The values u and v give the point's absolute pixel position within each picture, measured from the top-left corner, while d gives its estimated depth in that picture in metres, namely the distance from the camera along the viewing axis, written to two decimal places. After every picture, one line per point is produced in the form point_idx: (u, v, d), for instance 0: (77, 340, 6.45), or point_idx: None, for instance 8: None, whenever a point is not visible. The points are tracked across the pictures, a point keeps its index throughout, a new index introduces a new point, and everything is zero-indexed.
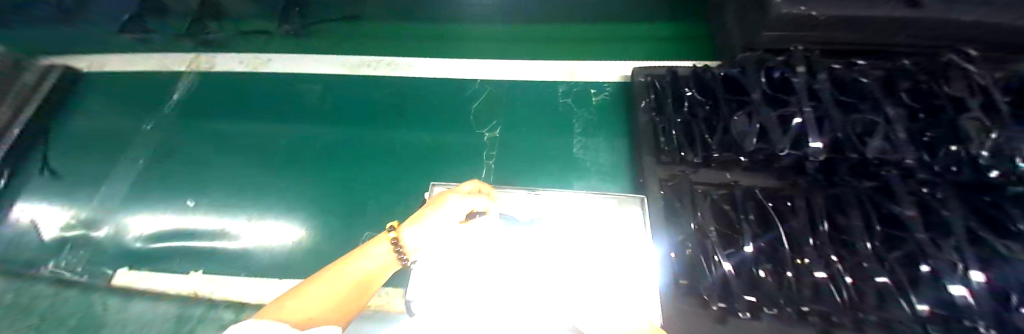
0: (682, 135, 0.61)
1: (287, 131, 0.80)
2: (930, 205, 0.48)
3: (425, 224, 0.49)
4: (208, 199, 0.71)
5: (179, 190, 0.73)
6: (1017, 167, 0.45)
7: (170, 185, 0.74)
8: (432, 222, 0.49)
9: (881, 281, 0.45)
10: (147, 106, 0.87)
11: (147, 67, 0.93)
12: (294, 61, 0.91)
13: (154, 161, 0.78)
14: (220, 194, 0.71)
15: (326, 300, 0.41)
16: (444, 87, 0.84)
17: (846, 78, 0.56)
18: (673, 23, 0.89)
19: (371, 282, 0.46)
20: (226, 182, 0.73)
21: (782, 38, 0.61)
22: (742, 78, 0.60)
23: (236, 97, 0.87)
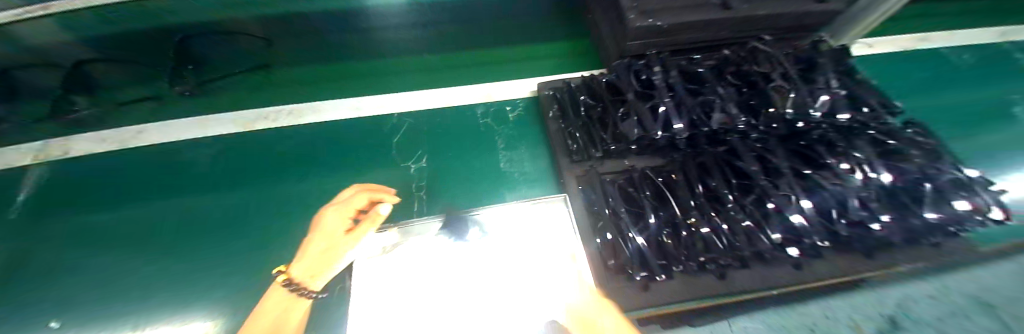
0: (583, 135, 0.70)
1: (186, 207, 0.72)
2: (765, 155, 0.62)
3: (309, 257, 0.56)
4: (91, 308, 0.60)
5: (46, 306, 0.61)
6: (812, 115, 0.62)
7: (33, 301, 0.61)
8: (319, 254, 0.56)
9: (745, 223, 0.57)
10: None
11: None
12: (182, 127, 0.82)
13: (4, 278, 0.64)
14: (102, 303, 0.61)
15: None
16: (361, 127, 0.84)
17: (693, 68, 0.71)
18: (561, 38, 1.01)
19: (282, 325, 0.52)
20: (113, 283, 0.63)
21: (643, 45, 0.75)
22: (618, 81, 0.71)
23: (112, 181, 0.76)
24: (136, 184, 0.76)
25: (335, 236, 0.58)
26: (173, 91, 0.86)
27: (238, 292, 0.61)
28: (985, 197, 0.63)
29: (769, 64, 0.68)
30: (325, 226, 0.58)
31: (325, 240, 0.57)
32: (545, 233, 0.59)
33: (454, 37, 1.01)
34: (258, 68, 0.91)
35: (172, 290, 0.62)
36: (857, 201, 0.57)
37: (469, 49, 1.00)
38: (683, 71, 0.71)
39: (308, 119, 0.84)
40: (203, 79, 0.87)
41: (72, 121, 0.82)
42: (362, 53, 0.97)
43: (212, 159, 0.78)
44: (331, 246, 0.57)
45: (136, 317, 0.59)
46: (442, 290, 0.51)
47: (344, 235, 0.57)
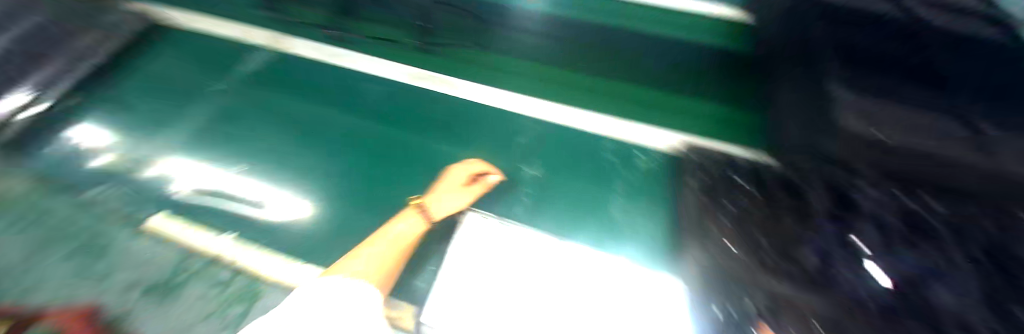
0: (732, 227, 0.61)
1: (339, 122, 0.86)
2: None
3: (436, 197, 0.66)
4: (255, 165, 0.78)
5: (228, 149, 0.80)
6: None
7: (224, 142, 0.82)
8: (443, 197, 0.66)
9: None
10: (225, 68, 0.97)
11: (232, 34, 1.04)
12: (360, 60, 0.98)
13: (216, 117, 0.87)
14: (261, 165, 0.78)
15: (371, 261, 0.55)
16: (495, 117, 0.87)
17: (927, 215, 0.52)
18: (723, 102, 0.86)
19: (397, 241, 0.59)
20: (276, 156, 0.80)
21: (848, 155, 0.61)
22: (809, 190, 0.61)
23: (304, 81, 0.95)
24: (312, 88, 0.92)
25: (455, 185, 0.68)
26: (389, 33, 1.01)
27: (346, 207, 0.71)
28: None
29: None
30: (452, 178, 0.70)
31: (448, 187, 0.68)
32: (630, 293, 0.57)
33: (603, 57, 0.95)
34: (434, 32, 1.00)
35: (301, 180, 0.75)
36: None
37: (614, 76, 0.92)
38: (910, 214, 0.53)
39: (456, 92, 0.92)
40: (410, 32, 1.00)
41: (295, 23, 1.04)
42: (522, 46, 0.98)
43: (375, 95, 0.92)
44: (452, 193, 0.66)
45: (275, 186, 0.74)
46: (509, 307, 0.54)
47: (462, 187, 0.68)
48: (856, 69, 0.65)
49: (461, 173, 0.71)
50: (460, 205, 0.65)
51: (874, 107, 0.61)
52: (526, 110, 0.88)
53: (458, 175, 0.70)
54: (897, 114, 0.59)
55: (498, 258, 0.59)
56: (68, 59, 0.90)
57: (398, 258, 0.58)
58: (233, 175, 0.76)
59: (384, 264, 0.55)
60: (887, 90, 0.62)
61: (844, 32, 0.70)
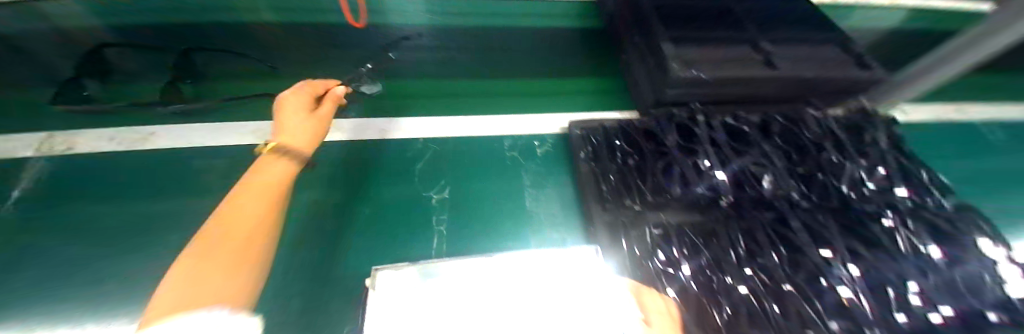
0: (621, 181, 0.68)
1: (189, 210, 0.66)
2: (810, 224, 0.58)
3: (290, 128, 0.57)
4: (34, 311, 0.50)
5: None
6: (862, 190, 0.61)
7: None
8: (280, 128, 0.57)
9: (791, 289, 0.53)
10: None
11: None
12: (195, 133, 0.78)
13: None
14: (43, 307, 0.51)
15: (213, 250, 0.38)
16: (381, 149, 0.80)
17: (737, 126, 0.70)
18: (591, 76, 1.00)
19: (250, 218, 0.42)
20: (48, 290, 0.54)
21: (684, 94, 0.71)
22: (658, 130, 0.71)
23: (105, 178, 0.70)
24: (125, 185, 0.70)
25: (293, 111, 0.60)
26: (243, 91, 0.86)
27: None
28: None
29: (817, 130, 0.68)
30: (287, 106, 0.60)
31: (289, 119, 0.59)
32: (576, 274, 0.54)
33: (483, 62, 1.02)
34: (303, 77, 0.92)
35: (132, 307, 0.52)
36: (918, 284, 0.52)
37: (496, 77, 0.99)
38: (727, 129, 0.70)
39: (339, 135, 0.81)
40: (273, 85, 0.89)
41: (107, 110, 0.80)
42: (398, 73, 0.96)
43: (225, 167, 0.73)
44: (286, 120, 0.58)
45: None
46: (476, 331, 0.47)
47: (308, 110, 0.61)
48: (670, 23, 0.77)
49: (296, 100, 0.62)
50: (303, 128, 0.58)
51: (690, 52, 0.72)
52: (422, 135, 0.84)
53: (289, 107, 0.61)
54: (705, 52, 0.73)
55: (438, 294, 0.51)
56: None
57: (269, 218, 0.44)
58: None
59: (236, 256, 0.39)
60: (694, 37, 0.76)
61: None
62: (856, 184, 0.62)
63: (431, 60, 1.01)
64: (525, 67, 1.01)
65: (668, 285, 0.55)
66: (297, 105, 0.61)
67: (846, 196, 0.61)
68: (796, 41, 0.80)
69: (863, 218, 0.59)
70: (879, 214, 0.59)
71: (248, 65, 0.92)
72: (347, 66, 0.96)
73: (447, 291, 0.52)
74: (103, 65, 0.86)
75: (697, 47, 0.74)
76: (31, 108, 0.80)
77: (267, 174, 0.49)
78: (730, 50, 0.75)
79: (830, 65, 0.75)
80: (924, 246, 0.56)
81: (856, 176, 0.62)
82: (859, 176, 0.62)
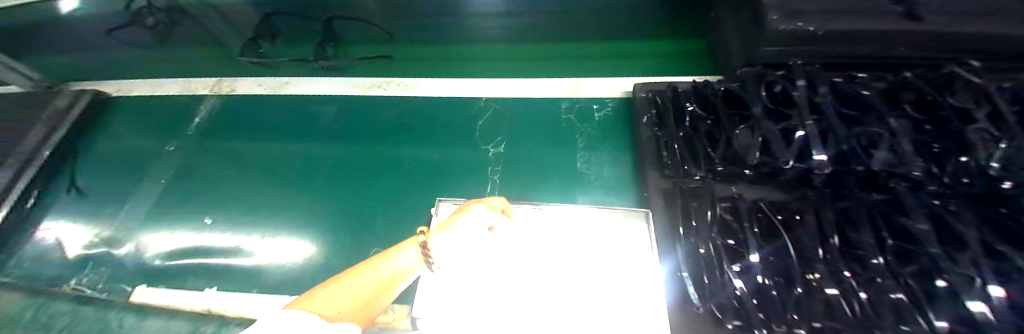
0: (685, 148, 0.62)
1: (303, 150, 0.83)
2: (937, 214, 0.48)
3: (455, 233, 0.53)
4: (216, 214, 0.74)
5: (190, 204, 0.77)
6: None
7: (184, 199, 0.78)
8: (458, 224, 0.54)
9: (897, 295, 0.43)
10: (165, 127, 0.92)
11: (168, 90, 0.99)
12: (308, 85, 0.95)
13: (177, 184, 0.81)
14: (222, 212, 0.74)
15: (354, 290, 0.46)
16: (450, 105, 0.87)
17: (849, 90, 0.58)
18: (671, 37, 0.91)
19: (392, 286, 0.49)
20: (222, 199, 0.77)
21: (779, 53, 0.63)
22: (743, 93, 0.62)
23: (252, 117, 0.91)
24: (260, 125, 0.90)
25: (486, 220, 0.54)
26: (363, 56, 0.99)
27: (329, 232, 0.68)
28: None
29: (968, 99, 0.52)
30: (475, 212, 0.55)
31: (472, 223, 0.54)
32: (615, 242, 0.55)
33: (576, 26, 0.94)
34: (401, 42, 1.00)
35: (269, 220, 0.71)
36: None
37: (578, 40, 0.94)
38: (835, 93, 0.58)
39: (419, 91, 0.90)
40: (370, 47, 1.01)
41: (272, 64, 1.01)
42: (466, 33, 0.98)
43: (329, 116, 0.89)
44: (471, 223, 0.53)
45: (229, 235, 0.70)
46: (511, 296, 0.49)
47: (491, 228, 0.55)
48: None
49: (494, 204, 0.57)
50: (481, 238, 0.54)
51: (799, 1, 0.60)
52: (492, 94, 0.88)
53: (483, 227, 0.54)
54: (819, 2, 0.60)
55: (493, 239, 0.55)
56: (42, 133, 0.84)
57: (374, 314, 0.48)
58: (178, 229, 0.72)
59: (367, 302, 0.47)
60: None
61: None
62: None
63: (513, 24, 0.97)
64: (615, 30, 0.94)
65: (733, 271, 0.49)
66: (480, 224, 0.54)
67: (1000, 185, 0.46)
68: None
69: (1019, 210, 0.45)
70: None
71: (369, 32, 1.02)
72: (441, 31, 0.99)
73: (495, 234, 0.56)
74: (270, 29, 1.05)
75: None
76: (198, 61, 1.03)
77: (409, 263, 0.50)
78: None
79: (1016, 18, 0.56)
80: None
81: None
82: None
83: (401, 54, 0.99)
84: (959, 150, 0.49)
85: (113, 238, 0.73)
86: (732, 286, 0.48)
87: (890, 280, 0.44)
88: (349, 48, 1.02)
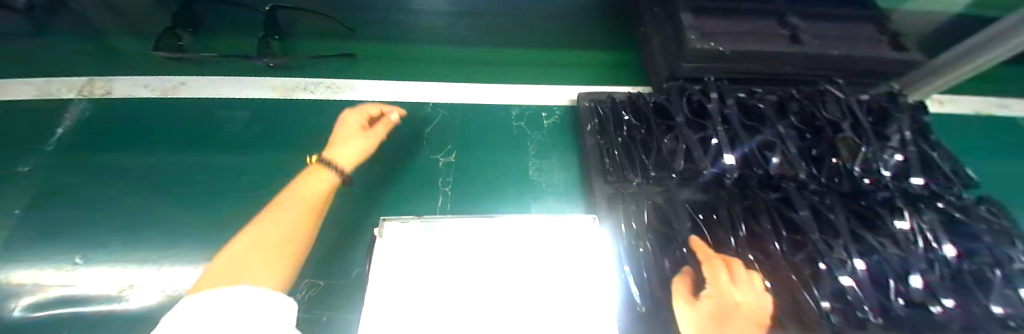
0: (623, 157, 0.67)
1: (216, 162, 0.72)
2: (818, 207, 0.58)
3: (341, 146, 0.60)
4: (88, 246, 0.60)
5: (52, 232, 0.61)
6: (880, 174, 0.58)
7: (42, 227, 0.62)
8: (341, 143, 0.60)
9: (791, 276, 0.52)
10: (10, 136, 0.73)
11: (16, 90, 0.79)
12: (222, 86, 0.83)
13: (30, 206, 0.64)
14: (100, 242, 0.60)
15: (267, 229, 0.44)
16: (394, 112, 0.83)
17: (751, 102, 0.67)
18: (607, 49, 0.98)
19: (307, 208, 0.49)
20: (102, 224, 0.63)
21: (697, 69, 0.70)
22: (668, 104, 0.68)
23: (142, 125, 0.77)
24: (157, 134, 0.76)
25: (353, 130, 0.63)
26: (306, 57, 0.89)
27: None
28: None
29: (838, 113, 0.65)
30: (346, 126, 0.64)
31: (347, 135, 0.62)
32: (568, 242, 0.56)
33: (524, 35, 0.98)
34: (345, 42, 0.94)
35: (172, 247, 0.60)
36: (918, 277, 0.52)
37: (526, 48, 0.98)
38: (741, 105, 0.67)
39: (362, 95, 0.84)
40: (297, 48, 0.92)
41: (196, 60, 0.85)
42: (407, 39, 0.96)
43: (248, 122, 0.78)
44: (347, 137, 0.61)
45: (96, 271, 0.56)
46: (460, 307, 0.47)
47: (361, 131, 0.63)
48: None
49: (356, 117, 0.65)
50: (364, 144, 0.61)
51: (709, 25, 0.69)
52: (441, 100, 0.86)
53: (351, 135, 0.62)
54: (724, 26, 0.70)
55: (444, 251, 0.54)
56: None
57: (308, 225, 0.48)
58: (11, 271, 0.56)
59: (286, 230, 0.46)
60: (714, 9, 0.72)
61: None
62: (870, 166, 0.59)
63: (457, 30, 0.98)
64: (558, 39, 0.98)
65: (667, 262, 0.55)
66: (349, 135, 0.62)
67: (860, 182, 0.58)
68: (826, 19, 0.76)
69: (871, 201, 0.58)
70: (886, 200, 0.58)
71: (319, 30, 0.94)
72: (381, 33, 0.96)
73: (447, 246, 0.55)
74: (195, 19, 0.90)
75: (717, 19, 0.71)
76: (60, 57, 0.84)
77: (312, 185, 0.52)
78: (755, 24, 0.72)
79: (859, 45, 0.71)
80: (939, 243, 0.56)
81: (874, 162, 0.59)
82: (875, 162, 0.59)
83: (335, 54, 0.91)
84: (831, 155, 0.61)
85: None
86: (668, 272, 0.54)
87: (784, 268, 0.53)
88: (297, 44, 0.92)
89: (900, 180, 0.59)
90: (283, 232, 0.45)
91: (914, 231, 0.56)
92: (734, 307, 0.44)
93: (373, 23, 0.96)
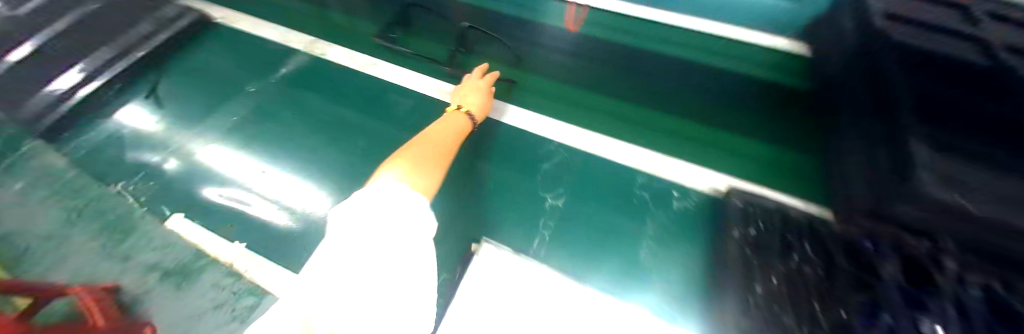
0: (787, 294, 0.52)
1: (364, 132, 0.82)
2: None
3: (466, 96, 0.81)
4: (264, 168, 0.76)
5: (247, 149, 0.78)
6: None
7: (243, 142, 0.80)
8: (464, 94, 0.82)
9: None
10: (251, 65, 0.97)
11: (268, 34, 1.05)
12: (391, 70, 0.95)
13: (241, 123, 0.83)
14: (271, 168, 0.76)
15: (422, 147, 0.66)
16: (522, 141, 0.83)
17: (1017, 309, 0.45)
18: (776, 142, 0.83)
19: (446, 136, 0.70)
20: (277, 155, 0.78)
21: (922, 219, 0.52)
22: (870, 259, 0.54)
23: (328, 84, 0.92)
24: (332, 93, 0.90)
25: (472, 86, 0.85)
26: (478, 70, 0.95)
27: None
28: None
29: None
30: (467, 84, 0.85)
31: (468, 90, 0.84)
32: None
33: (676, 99, 0.90)
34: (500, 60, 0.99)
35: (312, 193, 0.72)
36: None
37: (677, 113, 0.88)
38: (994, 305, 0.46)
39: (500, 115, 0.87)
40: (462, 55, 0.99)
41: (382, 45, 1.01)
42: (556, 70, 0.97)
43: (397, 106, 0.87)
44: (467, 91, 0.84)
45: (266, 191, 0.72)
46: None
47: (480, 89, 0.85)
48: (946, 116, 0.53)
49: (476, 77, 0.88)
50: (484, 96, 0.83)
51: (964, 167, 0.49)
52: (568, 142, 0.83)
53: (472, 90, 0.84)
54: (999, 174, 0.48)
55: None
56: (137, 36, 0.95)
57: (452, 142, 0.70)
58: (222, 169, 0.76)
59: (434, 149, 0.66)
60: (982, 146, 0.51)
61: (925, 71, 0.58)
62: None
63: (607, 76, 0.95)
64: (714, 114, 0.87)
65: None
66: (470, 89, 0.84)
67: None
68: None
69: None
70: None
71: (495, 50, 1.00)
72: (534, 60, 0.99)
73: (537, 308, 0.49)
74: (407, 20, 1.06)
75: (985, 162, 0.50)
76: (300, 17, 1.10)
77: (451, 123, 0.75)
78: None
79: None
80: None
81: None
82: None
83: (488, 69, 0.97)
84: None
85: (174, 194, 0.72)
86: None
87: None
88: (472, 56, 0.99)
89: None
90: (433, 149, 0.65)
91: None
92: None
93: (530, 50, 1.00)
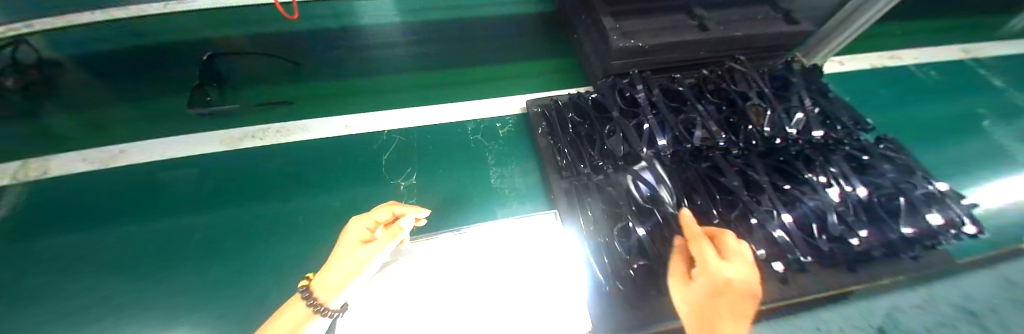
0: (573, 153, 0.73)
1: (173, 227, 0.71)
2: (764, 202, 0.61)
3: (335, 270, 0.45)
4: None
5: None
6: (788, 131, 0.67)
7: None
8: (341, 258, 0.46)
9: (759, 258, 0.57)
10: None
11: None
12: (167, 148, 0.82)
13: None
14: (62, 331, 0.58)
15: None
16: (353, 146, 0.84)
17: (671, 86, 0.76)
18: (548, 54, 1.04)
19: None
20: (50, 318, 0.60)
21: (626, 64, 0.79)
22: (604, 100, 0.75)
23: (86, 201, 0.74)
24: (103, 209, 0.73)
25: (366, 227, 0.49)
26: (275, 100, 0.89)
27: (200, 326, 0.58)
28: (965, 214, 0.64)
29: (744, 84, 0.74)
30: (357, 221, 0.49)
31: (343, 258, 0.46)
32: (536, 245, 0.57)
33: (465, 52, 1.03)
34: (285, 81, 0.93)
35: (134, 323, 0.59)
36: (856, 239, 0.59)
37: (470, 63, 1.01)
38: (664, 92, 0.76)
39: (322, 133, 0.85)
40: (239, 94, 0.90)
41: (137, 127, 0.84)
42: (357, 71, 0.97)
43: (196, 182, 0.77)
44: (353, 249, 0.47)
45: None
46: (486, 309, 0.50)
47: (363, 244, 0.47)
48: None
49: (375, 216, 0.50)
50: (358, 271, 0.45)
51: (628, 26, 0.77)
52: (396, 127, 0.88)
53: (347, 241, 0.47)
54: (641, 23, 0.79)
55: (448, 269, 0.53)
56: None
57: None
58: None
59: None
60: (632, 9, 0.81)
61: None
62: (820, 168, 0.65)
63: (402, 56, 1.01)
64: (497, 50, 1.04)
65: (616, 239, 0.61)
66: (349, 232, 0.48)
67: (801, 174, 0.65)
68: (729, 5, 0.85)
69: (808, 177, 0.64)
70: (807, 187, 0.63)
71: (276, 75, 0.94)
72: (327, 68, 0.97)
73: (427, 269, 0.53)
74: (221, 77, 0.91)
75: (634, 20, 0.80)
76: None
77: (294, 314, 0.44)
78: (668, 18, 0.81)
79: (760, 24, 0.81)
80: (851, 186, 0.63)
81: (827, 169, 0.65)
82: (830, 170, 0.65)
83: (279, 95, 0.90)
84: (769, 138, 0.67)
85: None
86: (624, 255, 0.59)
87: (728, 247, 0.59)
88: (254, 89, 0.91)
89: (830, 173, 0.64)
90: None
91: (831, 181, 0.63)
92: (729, 281, 0.38)
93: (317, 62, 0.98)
